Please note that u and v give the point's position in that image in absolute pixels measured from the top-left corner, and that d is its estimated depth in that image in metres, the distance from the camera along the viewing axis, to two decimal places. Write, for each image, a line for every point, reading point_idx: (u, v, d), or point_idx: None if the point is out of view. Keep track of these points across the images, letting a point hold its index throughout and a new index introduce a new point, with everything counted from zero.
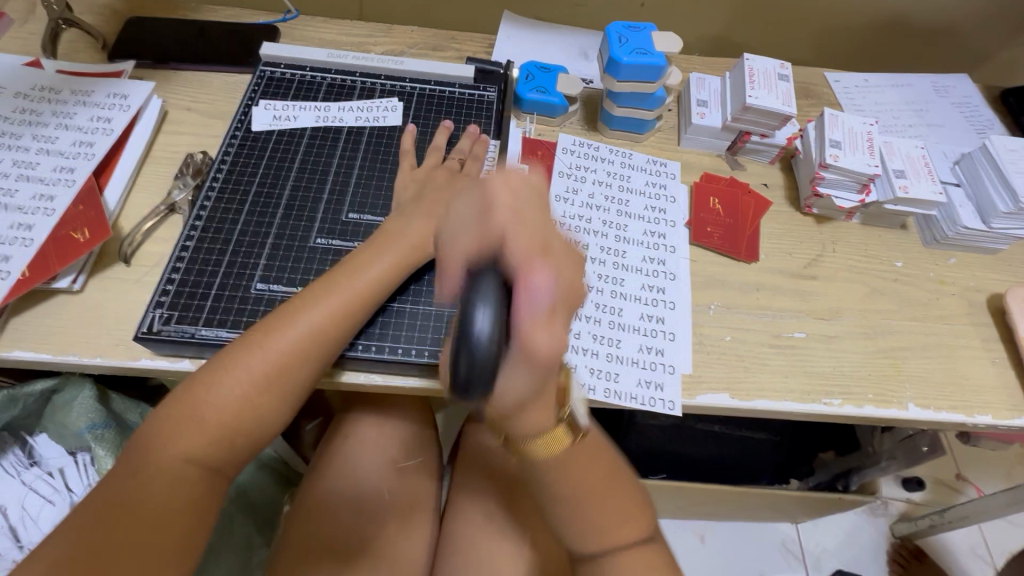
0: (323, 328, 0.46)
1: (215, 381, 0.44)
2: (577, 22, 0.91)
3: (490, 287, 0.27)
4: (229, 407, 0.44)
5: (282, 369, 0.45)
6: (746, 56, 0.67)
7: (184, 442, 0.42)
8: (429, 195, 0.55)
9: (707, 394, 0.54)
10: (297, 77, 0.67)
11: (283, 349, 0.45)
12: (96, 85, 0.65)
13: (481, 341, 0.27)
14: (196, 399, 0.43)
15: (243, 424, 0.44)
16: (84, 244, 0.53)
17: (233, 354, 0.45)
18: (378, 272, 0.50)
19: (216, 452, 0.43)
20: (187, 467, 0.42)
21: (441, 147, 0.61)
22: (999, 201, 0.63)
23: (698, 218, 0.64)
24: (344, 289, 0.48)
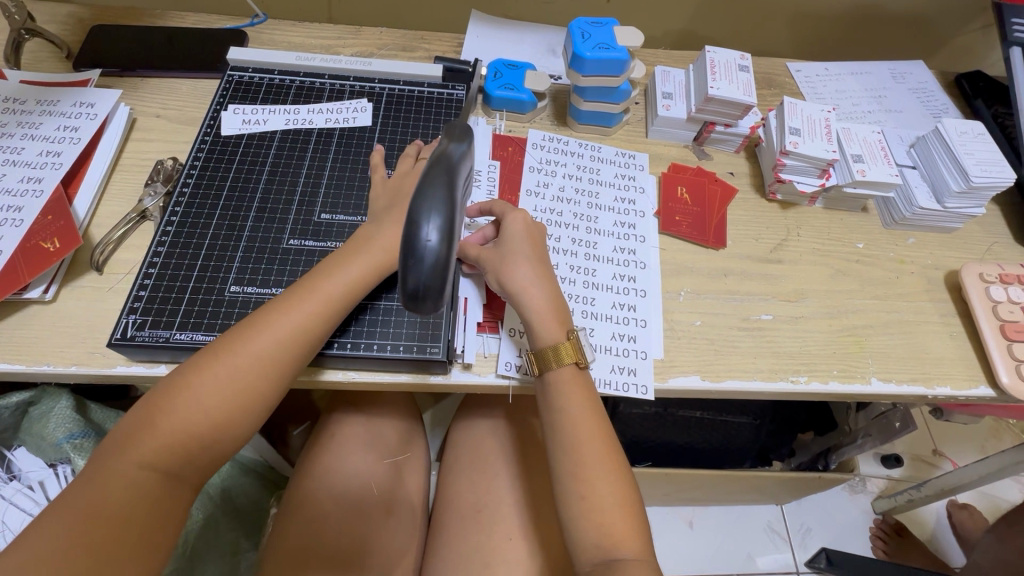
0: (295, 334, 0.47)
1: (184, 386, 0.44)
2: (546, 19, 0.93)
3: (432, 203, 0.32)
4: (198, 412, 0.44)
5: (253, 374, 0.45)
6: (708, 48, 0.69)
7: (149, 448, 0.42)
8: (403, 199, 0.55)
9: (678, 377, 0.56)
10: (266, 81, 0.67)
11: (253, 354, 0.46)
12: (62, 95, 0.64)
13: (427, 249, 0.31)
14: (165, 407, 0.43)
15: (213, 431, 0.44)
16: (55, 253, 0.53)
17: (203, 362, 0.45)
18: (350, 276, 0.50)
19: (185, 460, 0.43)
20: (153, 475, 0.42)
21: (408, 147, 0.61)
22: (951, 180, 0.65)
23: (666, 208, 0.66)
24: (315, 294, 0.49)
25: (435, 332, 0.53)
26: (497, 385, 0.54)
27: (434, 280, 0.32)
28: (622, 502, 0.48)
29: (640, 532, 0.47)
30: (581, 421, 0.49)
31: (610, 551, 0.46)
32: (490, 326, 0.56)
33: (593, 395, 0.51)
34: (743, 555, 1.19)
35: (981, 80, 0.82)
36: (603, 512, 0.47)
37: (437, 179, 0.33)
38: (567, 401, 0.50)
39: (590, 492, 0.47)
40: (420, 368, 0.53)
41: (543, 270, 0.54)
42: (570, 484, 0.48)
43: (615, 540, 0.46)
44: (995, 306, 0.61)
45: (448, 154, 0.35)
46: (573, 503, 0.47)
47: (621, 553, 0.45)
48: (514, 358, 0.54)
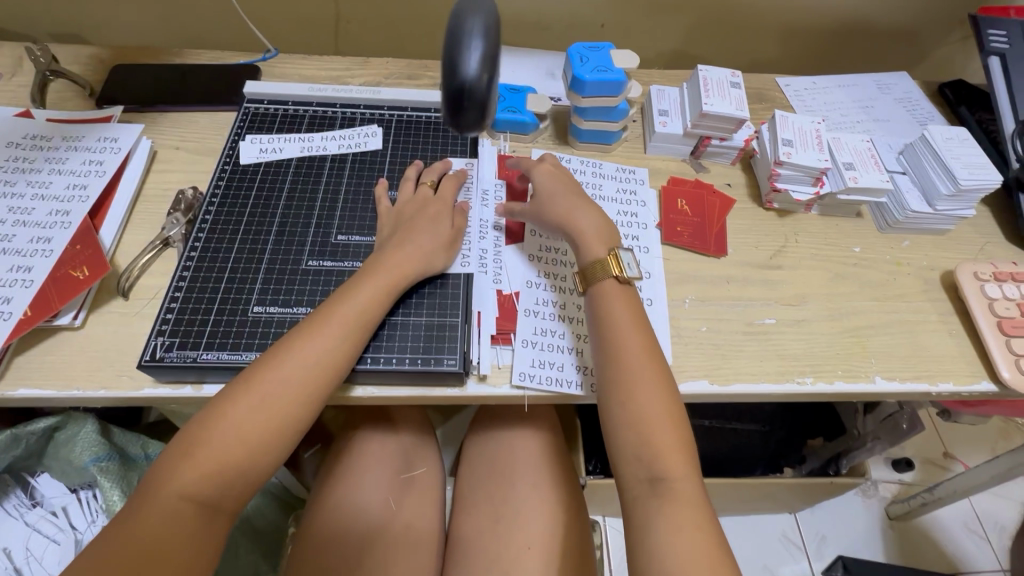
0: (315, 357, 0.48)
1: (214, 416, 0.45)
2: (544, 44, 0.97)
3: (469, 37, 0.39)
4: (228, 441, 0.45)
5: (280, 400, 0.47)
6: (700, 67, 0.72)
7: (179, 480, 0.43)
8: (412, 223, 0.59)
9: (688, 382, 0.58)
10: (281, 112, 0.70)
11: (279, 380, 0.47)
12: (86, 131, 0.68)
13: (467, 66, 0.39)
14: (193, 437, 0.45)
15: (239, 458, 0.45)
16: (84, 280, 0.55)
17: (231, 392, 0.47)
18: (365, 298, 0.52)
19: (211, 489, 0.44)
20: (182, 504, 0.43)
21: (413, 177, 0.64)
22: (940, 184, 0.68)
23: (668, 219, 0.69)
24: (333, 317, 0.50)
25: (451, 345, 0.55)
26: (512, 395, 0.55)
27: (479, 94, 0.39)
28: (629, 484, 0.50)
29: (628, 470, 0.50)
30: (627, 329, 0.52)
31: (653, 466, 0.47)
32: (504, 338, 0.58)
33: (639, 310, 0.55)
34: (759, 565, 1.18)
35: (963, 88, 0.86)
36: (649, 422, 0.48)
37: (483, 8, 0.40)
38: (615, 308, 0.54)
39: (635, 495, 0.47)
40: (438, 380, 0.54)
41: (587, 203, 0.61)
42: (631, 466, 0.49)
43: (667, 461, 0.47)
44: (991, 303, 0.63)
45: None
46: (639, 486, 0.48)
47: (666, 470, 0.47)
48: (528, 368, 0.56)
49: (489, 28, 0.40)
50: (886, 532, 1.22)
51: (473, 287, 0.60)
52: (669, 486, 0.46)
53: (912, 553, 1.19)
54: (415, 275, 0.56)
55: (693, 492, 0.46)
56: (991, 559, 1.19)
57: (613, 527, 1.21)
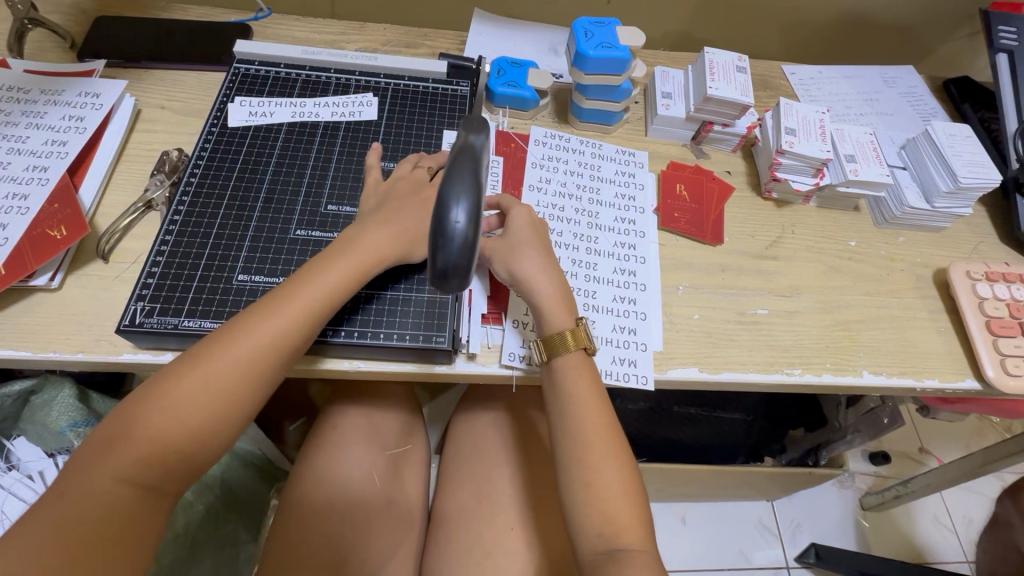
0: (268, 343, 0.46)
1: (155, 396, 0.43)
2: (548, 18, 0.94)
3: (459, 192, 0.37)
4: (170, 423, 0.43)
5: (224, 384, 0.45)
6: (707, 49, 0.70)
7: (115, 462, 0.41)
8: (396, 201, 0.56)
9: (677, 369, 0.57)
10: (272, 74, 0.68)
11: (225, 364, 0.45)
12: (66, 85, 0.64)
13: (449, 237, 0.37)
14: (132, 415, 0.43)
15: (181, 442, 0.43)
16: (61, 241, 0.53)
17: (175, 370, 0.44)
18: (330, 284, 0.49)
19: (150, 471, 0.42)
20: (119, 486, 0.41)
21: (408, 157, 0.60)
22: (940, 181, 0.67)
23: (665, 205, 0.68)
24: (293, 302, 0.48)
25: (441, 322, 0.54)
26: (501, 375, 0.55)
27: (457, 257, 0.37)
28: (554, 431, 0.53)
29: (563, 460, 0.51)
30: (582, 402, 0.51)
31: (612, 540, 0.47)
32: (494, 317, 0.57)
33: (598, 381, 0.53)
34: (735, 551, 1.21)
35: (968, 85, 0.85)
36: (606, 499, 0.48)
37: (461, 168, 0.37)
38: (573, 389, 0.51)
39: (558, 375, 0.52)
40: (426, 357, 0.54)
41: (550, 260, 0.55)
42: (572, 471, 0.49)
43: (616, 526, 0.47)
44: (981, 303, 0.63)
45: (471, 143, 0.39)
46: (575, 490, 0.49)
47: (624, 542, 0.46)
48: (517, 348, 0.55)
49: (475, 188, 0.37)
50: (858, 522, 1.25)
51: None
52: (627, 555, 0.46)
53: (882, 543, 1.23)
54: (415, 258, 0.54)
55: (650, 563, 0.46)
56: (958, 552, 1.22)
57: None
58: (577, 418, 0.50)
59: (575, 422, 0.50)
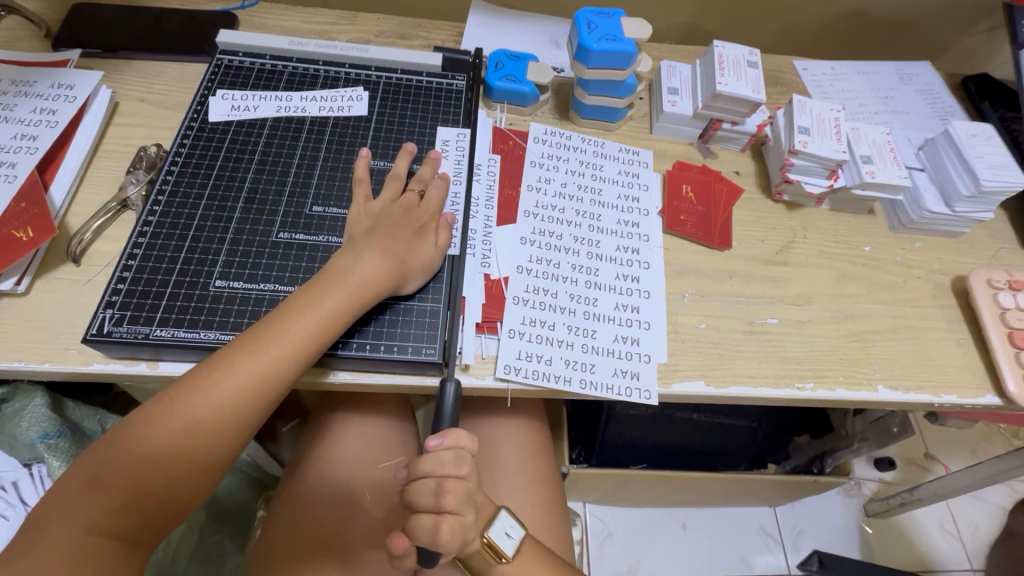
0: (252, 386, 0.44)
1: (130, 440, 0.41)
2: (549, 9, 0.90)
3: None
4: (146, 469, 0.41)
5: (203, 430, 0.42)
6: (716, 43, 0.66)
7: (88, 512, 0.39)
8: (386, 225, 0.53)
9: (683, 382, 0.54)
10: (257, 66, 0.64)
11: (204, 408, 0.42)
12: (39, 76, 0.61)
13: None
14: (106, 460, 0.40)
15: (158, 489, 0.41)
16: (28, 243, 0.50)
17: (153, 412, 0.42)
18: (320, 317, 0.46)
19: (128, 521, 0.40)
20: (91, 539, 0.39)
21: (401, 174, 0.57)
22: (961, 184, 0.64)
23: (670, 207, 0.64)
24: (281, 339, 0.45)
25: (432, 331, 0.51)
26: (496, 388, 0.52)
27: None
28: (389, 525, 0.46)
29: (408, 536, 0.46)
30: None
31: None
32: (489, 327, 0.54)
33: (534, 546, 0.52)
34: (737, 558, 1.18)
35: (988, 83, 0.81)
36: None
37: None
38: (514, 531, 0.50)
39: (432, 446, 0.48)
40: (415, 369, 0.50)
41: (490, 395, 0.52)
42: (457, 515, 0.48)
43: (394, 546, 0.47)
44: (1003, 313, 0.60)
45: None
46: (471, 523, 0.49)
47: None
48: (513, 360, 0.52)
49: None
50: (862, 529, 1.23)
51: (459, 270, 0.56)
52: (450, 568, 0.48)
53: (886, 551, 1.20)
54: (415, 270, 0.52)
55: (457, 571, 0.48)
56: (963, 561, 1.20)
57: (591, 514, 1.20)
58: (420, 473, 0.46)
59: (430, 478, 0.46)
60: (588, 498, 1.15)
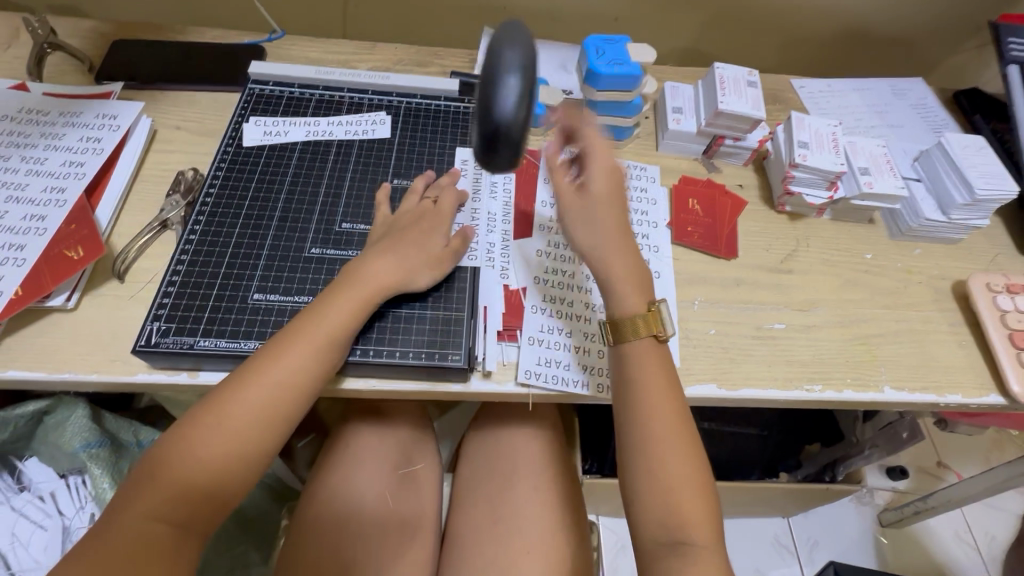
0: (283, 384, 0.46)
1: (176, 439, 0.43)
2: (555, 36, 0.95)
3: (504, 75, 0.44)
4: (194, 464, 0.43)
5: (242, 424, 0.44)
6: (717, 65, 0.70)
7: (140, 505, 0.41)
8: (400, 232, 0.56)
9: (695, 386, 0.57)
10: (286, 95, 0.69)
11: (242, 404, 0.45)
12: (85, 107, 0.65)
13: (503, 110, 0.44)
14: (158, 459, 0.42)
15: (203, 482, 0.43)
16: (78, 261, 0.53)
17: (197, 414, 0.44)
18: (340, 315, 0.49)
19: (179, 511, 0.41)
20: (149, 528, 0.40)
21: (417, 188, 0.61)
22: (955, 193, 0.67)
23: (678, 219, 0.67)
24: (306, 336, 0.48)
25: (456, 339, 0.54)
26: (517, 393, 0.54)
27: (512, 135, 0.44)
28: (711, 513, 0.45)
29: (714, 518, 0.44)
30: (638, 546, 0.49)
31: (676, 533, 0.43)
32: (509, 334, 0.56)
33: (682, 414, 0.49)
34: (752, 569, 1.18)
35: (979, 96, 0.85)
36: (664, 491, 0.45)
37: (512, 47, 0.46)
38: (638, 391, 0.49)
39: (630, 359, 0.50)
40: (441, 375, 0.53)
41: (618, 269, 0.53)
42: (640, 459, 0.46)
43: (685, 520, 0.44)
44: (1003, 315, 0.62)
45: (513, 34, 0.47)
46: (643, 475, 0.46)
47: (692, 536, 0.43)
48: (533, 365, 0.55)
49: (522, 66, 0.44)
50: (877, 539, 1.23)
51: (479, 281, 0.59)
52: (695, 553, 0.43)
53: (902, 560, 1.20)
54: (423, 272, 0.54)
55: (716, 564, 0.43)
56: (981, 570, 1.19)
57: (608, 527, 1.18)
58: (649, 401, 0.47)
59: (646, 406, 0.47)
60: (602, 510, 1.15)
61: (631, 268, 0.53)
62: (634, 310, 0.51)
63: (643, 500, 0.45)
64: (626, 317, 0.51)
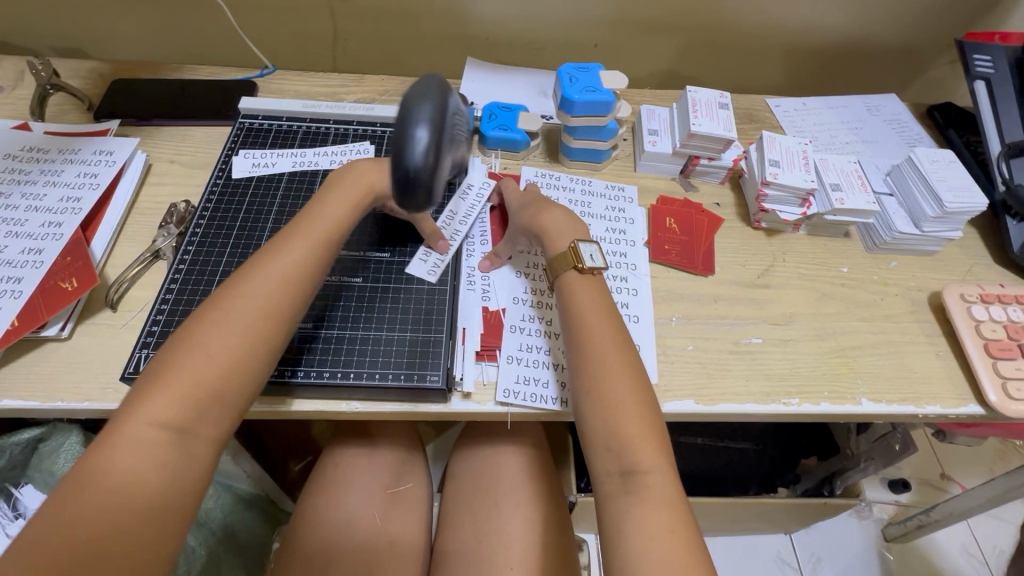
0: (254, 317, 0.46)
1: (149, 385, 0.41)
2: (538, 63, 0.98)
3: (417, 122, 0.44)
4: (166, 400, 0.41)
5: (217, 355, 0.43)
6: (689, 88, 0.73)
7: (116, 453, 0.39)
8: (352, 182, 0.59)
9: (673, 402, 0.58)
10: (275, 127, 0.71)
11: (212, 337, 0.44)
12: (83, 144, 0.69)
13: (414, 155, 0.44)
14: (130, 407, 0.41)
15: (183, 419, 0.41)
16: (72, 292, 0.56)
17: (166, 357, 0.43)
18: (300, 246, 0.51)
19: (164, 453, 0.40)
20: (133, 469, 0.38)
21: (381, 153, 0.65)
22: (926, 206, 0.68)
23: (655, 238, 0.69)
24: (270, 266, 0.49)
25: (436, 361, 0.55)
26: (497, 413, 0.55)
27: (423, 178, 0.44)
28: (656, 434, 0.48)
29: (659, 441, 0.47)
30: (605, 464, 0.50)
31: (628, 461, 0.46)
32: (489, 355, 0.58)
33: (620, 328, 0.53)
34: None
35: (951, 111, 0.87)
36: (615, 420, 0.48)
37: (427, 91, 0.46)
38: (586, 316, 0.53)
39: (569, 288, 0.55)
40: (422, 397, 0.54)
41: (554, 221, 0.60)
42: (581, 386, 0.50)
43: (632, 441, 0.47)
44: (978, 325, 0.63)
45: (429, 80, 0.47)
46: (587, 401, 0.49)
47: (638, 464, 0.46)
48: (511, 384, 0.56)
49: (435, 115, 0.45)
50: (882, 554, 1.20)
51: (459, 304, 0.60)
52: (642, 478, 0.45)
53: None
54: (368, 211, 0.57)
55: (666, 485, 0.45)
56: None
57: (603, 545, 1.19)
58: (584, 326, 0.53)
59: (580, 331, 0.52)
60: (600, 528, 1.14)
61: (563, 221, 0.60)
62: (564, 247, 0.57)
63: (588, 421, 0.49)
64: (558, 255, 0.57)
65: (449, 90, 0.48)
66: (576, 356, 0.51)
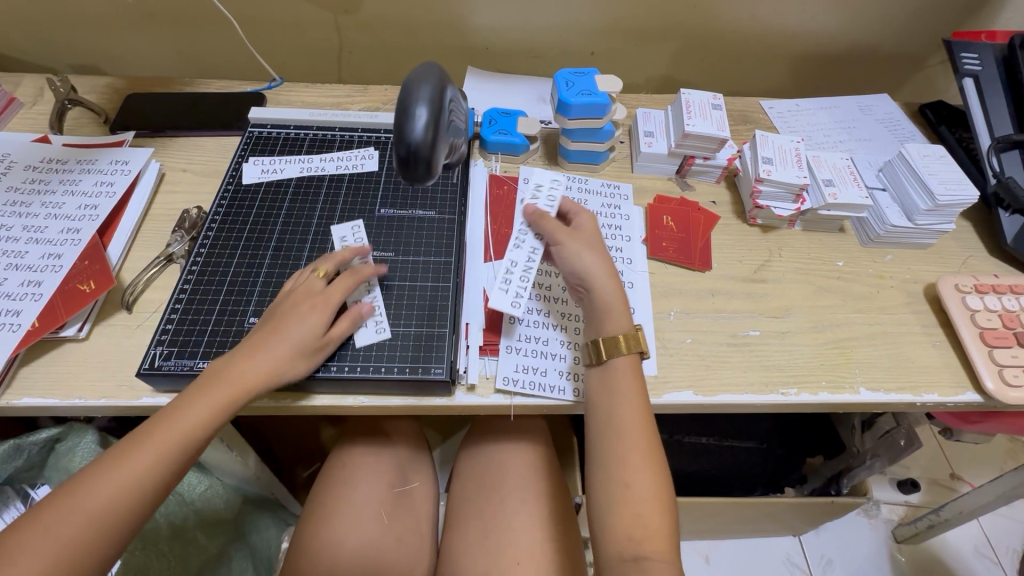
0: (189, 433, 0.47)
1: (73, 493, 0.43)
2: (537, 71, 1.01)
3: (417, 101, 0.47)
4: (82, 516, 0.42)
5: (138, 474, 0.44)
6: (683, 91, 0.75)
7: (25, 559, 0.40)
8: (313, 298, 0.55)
9: (673, 393, 0.59)
10: (283, 136, 0.74)
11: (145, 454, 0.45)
12: (99, 155, 0.71)
13: (415, 130, 0.47)
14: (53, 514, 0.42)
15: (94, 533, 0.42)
16: (90, 293, 0.58)
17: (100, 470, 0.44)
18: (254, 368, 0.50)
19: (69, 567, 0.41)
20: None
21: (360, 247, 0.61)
22: (919, 199, 0.69)
23: (653, 236, 0.71)
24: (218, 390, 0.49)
25: (439, 353, 0.57)
26: (499, 404, 0.56)
27: (422, 152, 0.47)
28: (670, 526, 0.49)
29: (670, 535, 0.48)
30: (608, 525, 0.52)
31: (637, 545, 0.47)
32: (491, 349, 0.59)
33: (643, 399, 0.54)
34: None
35: (944, 109, 0.88)
36: (638, 503, 0.49)
37: (429, 76, 0.50)
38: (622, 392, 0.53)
39: (611, 374, 0.54)
40: (425, 388, 0.56)
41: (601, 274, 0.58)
42: (613, 471, 0.50)
43: (648, 533, 0.47)
44: (973, 315, 0.64)
45: (431, 66, 0.51)
46: (614, 489, 0.50)
47: (648, 551, 0.47)
48: (511, 373, 0.57)
49: (434, 95, 0.48)
50: (893, 555, 1.19)
51: (461, 300, 0.62)
52: (653, 566, 0.46)
53: None
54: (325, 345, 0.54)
55: (671, 573, 0.46)
56: None
57: None
58: (625, 415, 0.52)
59: (621, 419, 0.52)
60: None
61: (615, 293, 0.57)
62: (615, 329, 0.55)
63: (611, 508, 0.49)
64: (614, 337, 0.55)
65: (449, 79, 0.51)
66: (603, 432, 0.52)
